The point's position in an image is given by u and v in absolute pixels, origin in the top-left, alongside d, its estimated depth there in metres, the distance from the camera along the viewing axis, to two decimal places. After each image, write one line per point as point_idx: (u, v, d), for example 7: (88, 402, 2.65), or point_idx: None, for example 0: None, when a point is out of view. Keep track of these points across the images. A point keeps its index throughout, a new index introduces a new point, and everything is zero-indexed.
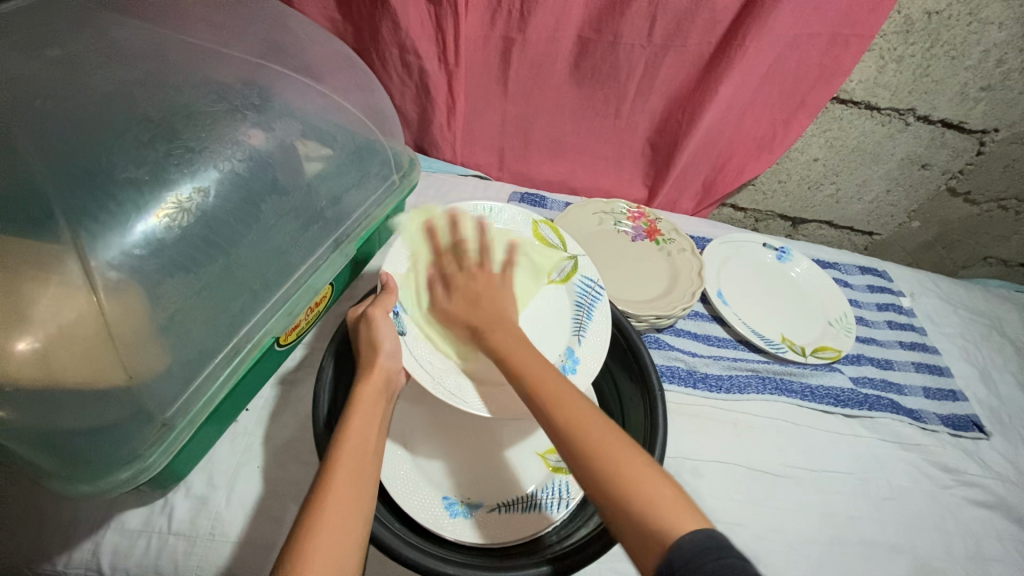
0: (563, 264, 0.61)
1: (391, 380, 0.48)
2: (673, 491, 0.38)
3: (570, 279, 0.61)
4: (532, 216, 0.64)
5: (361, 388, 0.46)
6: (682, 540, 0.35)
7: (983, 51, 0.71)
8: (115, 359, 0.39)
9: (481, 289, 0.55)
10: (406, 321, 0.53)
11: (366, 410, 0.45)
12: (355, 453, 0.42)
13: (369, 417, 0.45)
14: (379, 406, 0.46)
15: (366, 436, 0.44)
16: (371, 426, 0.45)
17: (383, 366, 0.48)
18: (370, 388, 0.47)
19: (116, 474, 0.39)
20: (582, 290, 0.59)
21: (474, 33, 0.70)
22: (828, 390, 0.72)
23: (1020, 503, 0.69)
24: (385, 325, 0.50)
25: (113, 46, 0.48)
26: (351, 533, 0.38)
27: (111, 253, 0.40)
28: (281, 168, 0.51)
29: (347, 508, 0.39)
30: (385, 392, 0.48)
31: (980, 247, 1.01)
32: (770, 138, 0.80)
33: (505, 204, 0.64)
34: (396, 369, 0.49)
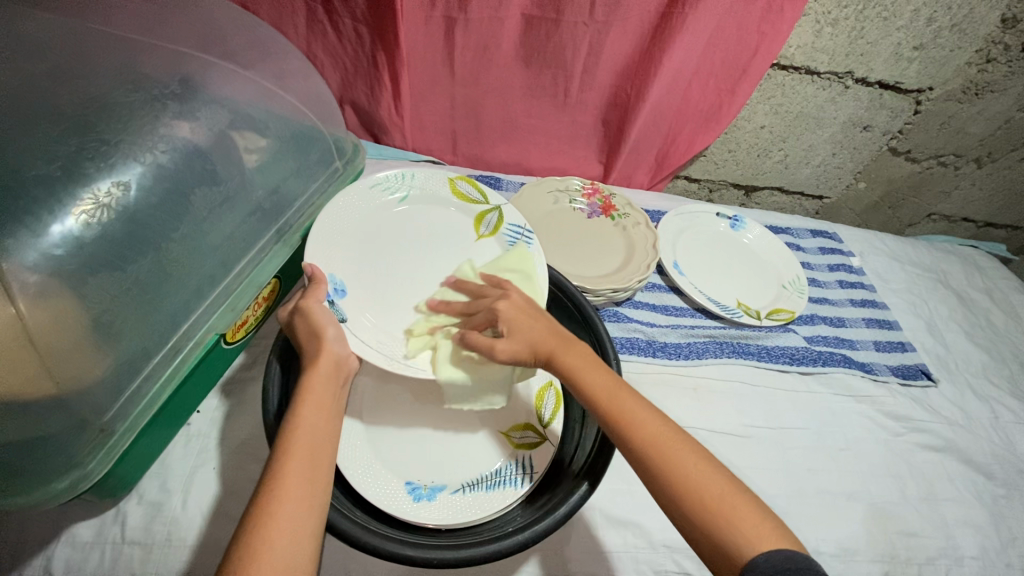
0: (489, 215, 0.62)
1: (340, 366, 0.47)
2: (760, 513, 0.39)
3: (499, 230, 0.61)
4: (448, 176, 0.63)
5: (310, 375, 0.46)
6: (760, 555, 0.37)
7: (913, 11, 0.73)
8: (39, 365, 0.37)
9: (520, 317, 0.49)
10: (344, 307, 0.52)
11: (315, 397, 0.45)
12: (304, 443, 0.41)
13: (319, 406, 0.44)
14: (330, 392, 0.45)
15: (315, 424, 0.43)
16: (322, 414, 0.44)
17: (330, 352, 0.47)
18: (318, 377, 0.46)
19: (53, 484, 0.38)
20: (512, 239, 0.60)
21: (415, 13, 0.69)
22: (783, 349, 0.75)
23: (967, 445, 0.72)
24: (322, 312, 0.48)
25: (19, 39, 0.45)
26: (304, 522, 0.38)
27: (26, 255, 0.38)
28: (217, 160, 0.50)
29: (296, 498, 0.38)
30: (335, 379, 0.47)
31: (923, 205, 1.04)
32: (717, 108, 0.81)
33: (417, 168, 0.62)
34: (344, 354, 0.48)
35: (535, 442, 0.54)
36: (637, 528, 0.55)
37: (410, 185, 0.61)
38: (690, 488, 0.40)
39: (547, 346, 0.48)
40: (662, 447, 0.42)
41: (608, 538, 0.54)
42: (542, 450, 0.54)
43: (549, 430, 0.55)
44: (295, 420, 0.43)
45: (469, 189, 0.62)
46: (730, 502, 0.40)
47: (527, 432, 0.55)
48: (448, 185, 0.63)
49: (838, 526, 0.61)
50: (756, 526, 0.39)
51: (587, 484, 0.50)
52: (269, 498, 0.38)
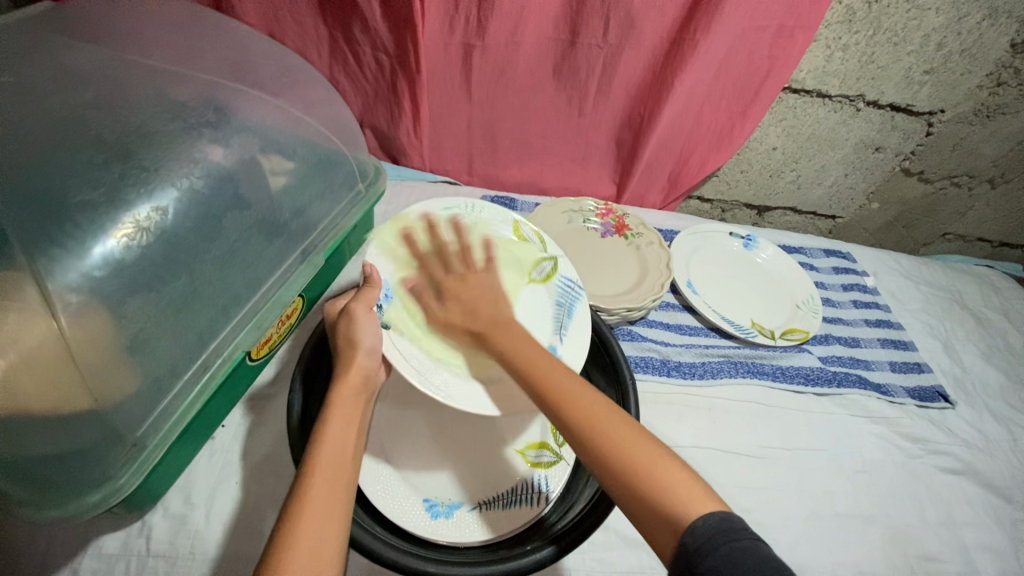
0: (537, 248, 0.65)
1: (369, 380, 0.49)
2: (688, 475, 0.42)
3: (550, 279, 0.62)
4: (515, 219, 0.66)
5: (337, 390, 0.47)
6: (697, 519, 0.39)
7: (924, 36, 0.74)
8: (79, 383, 0.39)
9: (475, 295, 0.57)
10: (388, 314, 0.54)
11: (343, 408, 0.46)
12: (332, 450, 0.43)
13: (347, 414, 0.46)
14: (355, 409, 0.47)
15: (340, 440, 0.44)
16: (345, 430, 0.45)
17: (360, 366, 0.49)
18: (348, 387, 0.48)
19: (86, 498, 0.39)
20: (562, 290, 0.61)
21: (434, 41, 0.71)
22: (798, 369, 0.75)
23: (986, 467, 0.71)
24: (367, 322, 0.51)
25: (67, 71, 0.48)
26: (333, 538, 0.38)
27: (70, 276, 0.40)
28: (243, 182, 0.52)
29: (324, 515, 0.39)
30: (362, 392, 0.48)
31: (937, 225, 1.04)
32: (729, 130, 0.83)
33: (486, 203, 0.66)
34: (373, 368, 0.50)
35: (551, 461, 0.55)
36: (652, 548, 0.55)
37: (474, 216, 0.64)
38: (638, 474, 0.42)
39: (482, 324, 0.54)
40: (585, 418, 0.45)
41: (623, 559, 0.54)
42: (558, 470, 0.54)
43: (565, 449, 0.56)
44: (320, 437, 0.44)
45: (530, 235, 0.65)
46: (656, 464, 0.42)
47: (543, 451, 0.56)
48: (511, 227, 0.65)
49: (856, 549, 0.61)
50: (683, 487, 0.41)
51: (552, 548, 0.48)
52: (299, 514, 0.39)
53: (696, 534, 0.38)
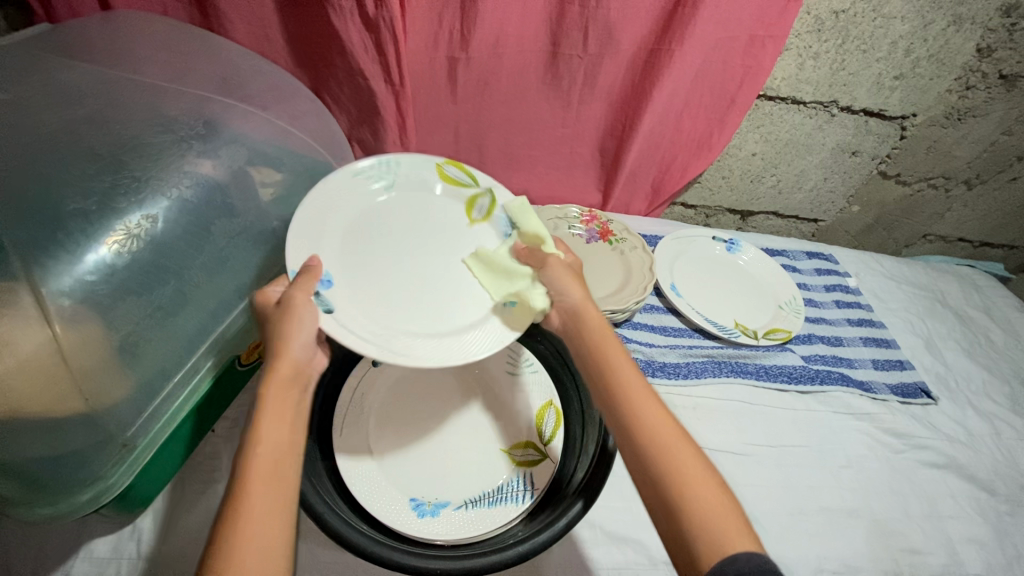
0: (482, 202, 0.61)
1: (300, 370, 0.44)
2: (732, 512, 0.42)
3: (492, 215, 0.61)
4: (437, 161, 0.61)
5: (272, 388, 0.42)
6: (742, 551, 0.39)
7: (891, 43, 0.77)
8: (72, 386, 0.40)
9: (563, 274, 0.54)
10: (329, 300, 0.49)
11: (277, 403, 0.42)
12: (269, 453, 0.39)
13: (280, 411, 0.42)
14: (292, 406, 0.42)
15: (276, 443, 0.40)
16: (281, 426, 0.41)
17: (290, 359, 0.44)
18: (279, 383, 0.43)
19: (78, 496, 0.41)
20: (505, 222, 0.60)
21: (417, 56, 0.73)
22: (781, 368, 0.76)
23: (969, 461, 0.72)
24: (305, 311, 0.45)
25: (62, 89, 0.50)
26: (271, 558, 0.36)
27: (63, 281, 0.41)
28: (232, 194, 0.54)
29: (263, 532, 0.36)
30: (295, 384, 0.44)
31: (918, 226, 1.06)
32: (708, 137, 0.85)
33: (401, 157, 0.60)
34: (304, 358, 0.45)
35: (536, 459, 0.56)
36: (637, 544, 0.56)
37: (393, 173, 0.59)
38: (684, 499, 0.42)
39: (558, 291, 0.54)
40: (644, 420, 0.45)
41: (609, 555, 0.55)
42: (544, 467, 0.55)
43: (551, 447, 0.57)
44: (255, 440, 0.39)
45: (456, 173, 0.62)
46: (704, 489, 0.42)
47: (528, 450, 0.57)
48: (437, 171, 0.61)
49: (840, 543, 0.61)
50: (725, 517, 0.41)
51: (581, 508, 0.50)
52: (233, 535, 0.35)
53: (737, 565, 0.38)
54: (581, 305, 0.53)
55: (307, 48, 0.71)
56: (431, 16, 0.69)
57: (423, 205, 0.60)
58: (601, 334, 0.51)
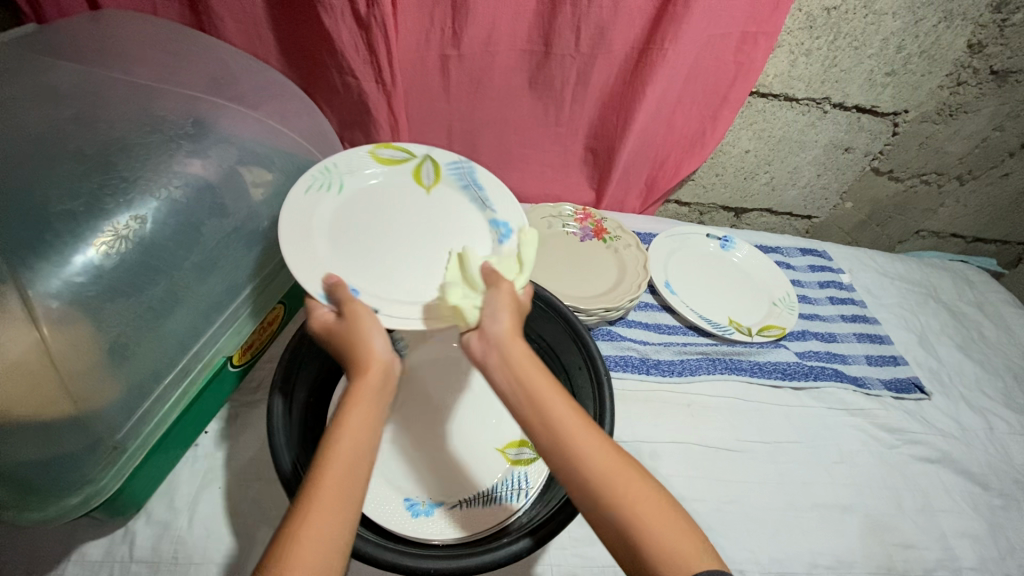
0: (425, 166, 0.61)
1: (387, 375, 0.44)
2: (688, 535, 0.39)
3: (440, 173, 0.61)
4: (365, 149, 0.59)
5: (358, 384, 0.42)
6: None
7: (883, 40, 0.77)
8: (62, 389, 0.40)
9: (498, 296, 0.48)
10: (366, 300, 0.50)
11: (362, 406, 0.41)
12: (348, 454, 0.38)
13: (364, 413, 0.41)
14: (377, 405, 0.42)
15: (356, 438, 0.39)
16: (366, 426, 0.40)
17: (376, 363, 0.43)
18: (365, 386, 0.42)
19: (67, 500, 0.41)
20: (457, 174, 0.61)
21: (409, 55, 0.73)
22: (776, 365, 0.76)
23: (962, 456, 0.72)
24: (366, 318, 0.45)
25: (48, 89, 0.50)
26: (330, 555, 0.34)
27: (51, 283, 0.41)
28: (223, 194, 0.54)
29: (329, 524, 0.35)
30: (382, 390, 0.43)
31: (911, 222, 1.07)
32: (701, 133, 0.85)
33: (334, 156, 0.57)
34: (388, 361, 0.44)
35: (531, 458, 0.56)
36: None
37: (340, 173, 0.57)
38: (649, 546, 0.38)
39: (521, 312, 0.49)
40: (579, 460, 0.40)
41: (604, 553, 0.55)
42: (538, 466, 0.55)
43: None
44: (336, 439, 0.39)
45: (390, 153, 0.60)
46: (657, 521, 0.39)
47: (523, 449, 0.57)
48: (372, 158, 0.59)
49: (834, 538, 0.61)
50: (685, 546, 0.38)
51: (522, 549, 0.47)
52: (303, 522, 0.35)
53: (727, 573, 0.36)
54: (508, 338, 0.45)
55: (298, 47, 0.71)
56: (423, 14, 0.69)
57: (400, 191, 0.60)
58: (524, 371, 0.43)
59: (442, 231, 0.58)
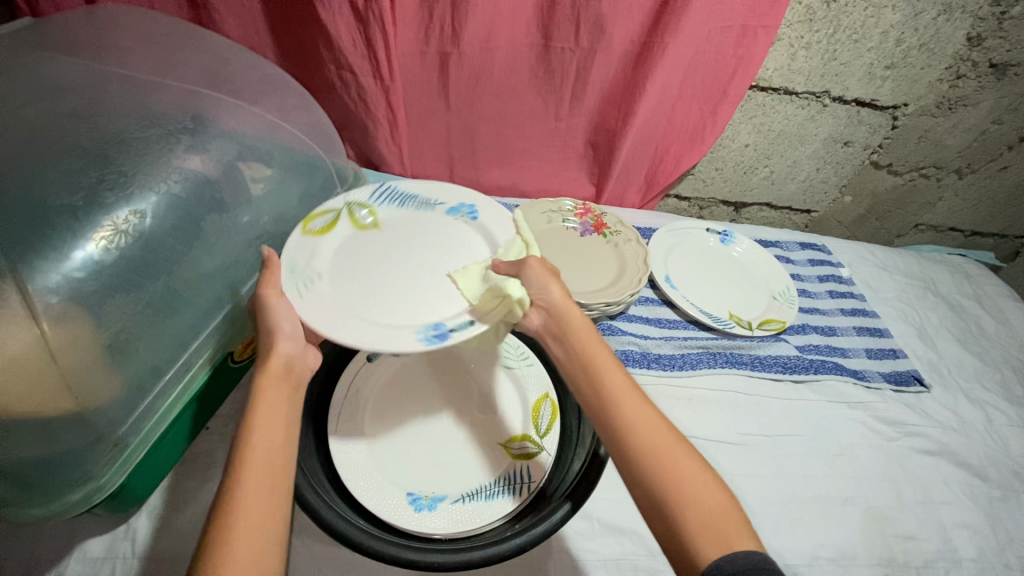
0: (359, 213, 0.59)
1: (291, 365, 0.44)
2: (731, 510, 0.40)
3: (376, 210, 0.60)
4: (298, 231, 0.54)
5: (264, 382, 0.42)
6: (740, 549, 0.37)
7: (882, 33, 0.77)
8: (62, 385, 0.39)
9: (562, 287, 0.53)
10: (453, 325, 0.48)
11: (270, 399, 0.41)
12: (263, 441, 0.38)
13: (272, 403, 0.41)
14: (287, 401, 0.42)
15: (273, 433, 0.39)
16: (274, 416, 0.40)
17: (279, 354, 0.44)
18: (270, 378, 0.42)
19: (69, 496, 0.41)
20: (388, 197, 0.61)
21: (408, 49, 0.73)
22: (776, 358, 0.76)
23: (962, 448, 0.73)
24: (280, 307, 0.47)
25: (45, 83, 0.49)
26: (264, 540, 0.35)
27: (50, 278, 0.41)
28: (222, 189, 0.54)
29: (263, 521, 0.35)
30: (287, 380, 0.43)
31: (909, 216, 1.07)
32: (700, 128, 0.85)
33: (285, 254, 0.51)
34: (294, 353, 0.46)
35: (534, 452, 0.56)
36: (634, 535, 0.56)
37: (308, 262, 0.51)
38: (683, 503, 0.40)
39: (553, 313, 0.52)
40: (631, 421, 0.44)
41: (606, 546, 0.55)
42: (541, 460, 0.55)
43: (547, 441, 0.57)
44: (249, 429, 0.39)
45: (321, 222, 0.55)
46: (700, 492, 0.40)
47: (526, 443, 0.57)
48: (314, 236, 0.54)
49: (835, 530, 0.62)
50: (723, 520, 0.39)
51: (568, 505, 0.51)
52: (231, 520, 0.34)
53: (736, 563, 0.36)
54: (565, 308, 0.52)
55: (296, 41, 0.70)
56: (422, 8, 0.69)
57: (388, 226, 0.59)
58: (585, 339, 0.50)
59: (440, 243, 0.58)
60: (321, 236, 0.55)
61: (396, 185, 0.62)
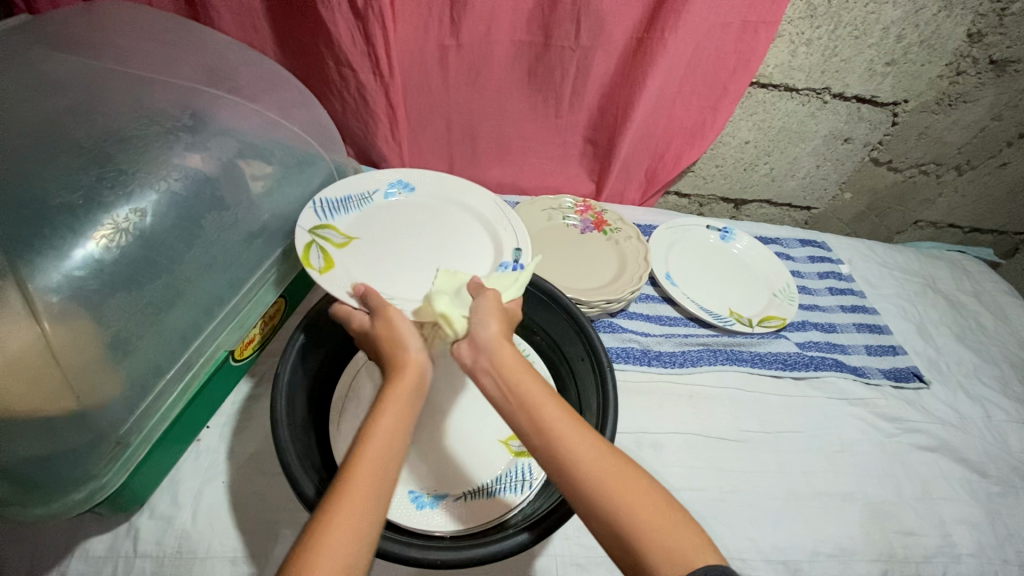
0: (326, 232, 0.57)
1: (421, 376, 0.44)
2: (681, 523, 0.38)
3: (332, 222, 0.58)
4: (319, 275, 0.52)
5: (393, 386, 0.43)
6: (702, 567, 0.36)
7: (883, 29, 0.77)
8: (64, 384, 0.39)
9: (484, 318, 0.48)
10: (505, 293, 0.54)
11: (395, 403, 0.41)
12: (376, 444, 0.38)
13: (398, 407, 0.41)
14: (410, 406, 0.42)
15: (388, 433, 0.39)
16: (397, 421, 0.40)
17: (413, 364, 0.44)
18: (403, 385, 0.43)
19: (71, 495, 0.41)
20: (333, 203, 0.60)
21: (408, 46, 0.73)
22: (776, 355, 0.76)
23: (961, 444, 0.73)
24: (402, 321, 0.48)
25: (44, 81, 0.49)
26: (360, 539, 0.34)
27: (50, 278, 0.41)
28: (223, 186, 0.53)
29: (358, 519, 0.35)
30: (416, 389, 0.43)
31: (909, 213, 1.07)
32: (701, 125, 0.85)
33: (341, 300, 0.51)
34: (425, 362, 0.45)
35: None
36: None
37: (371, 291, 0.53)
38: (637, 535, 0.37)
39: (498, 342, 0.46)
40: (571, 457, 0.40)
41: None
42: None
43: None
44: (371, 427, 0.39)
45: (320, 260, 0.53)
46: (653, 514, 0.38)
47: None
48: (333, 271, 0.53)
49: (834, 526, 0.62)
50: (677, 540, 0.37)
51: (529, 533, 0.46)
52: (333, 514, 0.35)
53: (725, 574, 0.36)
54: (495, 342, 0.46)
55: (295, 37, 0.70)
56: (421, 5, 0.68)
57: (361, 221, 0.61)
58: (515, 371, 0.44)
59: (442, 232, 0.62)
60: (336, 267, 0.54)
61: (324, 196, 0.59)
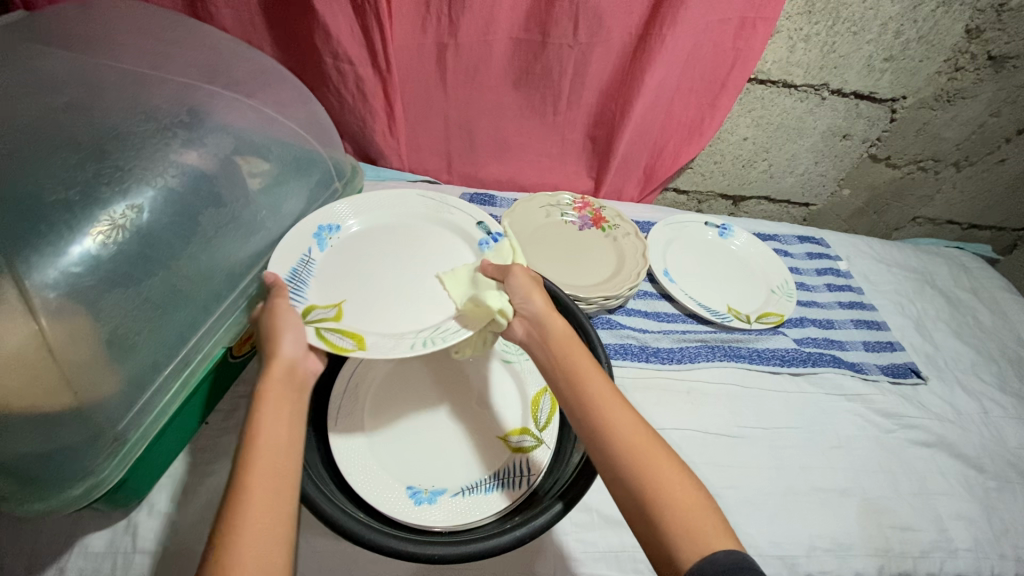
0: (315, 313, 0.50)
1: (296, 369, 0.44)
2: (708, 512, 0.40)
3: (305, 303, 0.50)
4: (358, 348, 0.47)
5: (266, 384, 0.43)
6: (720, 551, 0.37)
7: (881, 25, 0.77)
8: (61, 380, 0.39)
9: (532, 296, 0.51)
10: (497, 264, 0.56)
11: (274, 402, 0.42)
12: (269, 448, 0.39)
13: (277, 407, 0.41)
14: (290, 399, 0.42)
15: (276, 434, 0.40)
16: (284, 421, 0.41)
17: (283, 358, 0.44)
18: (276, 382, 0.43)
19: (69, 491, 0.41)
20: (294, 278, 0.52)
21: (406, 42, 0.72)
22: (774, 352, 0.77)
23: (958, 439, 0.73)
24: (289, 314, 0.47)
25: (40, 77, 0.49)
26: (276, 540, 0.35)
27: (47, 274, 0.41)
28: (220, 183, 0.53)
29: (264, 517, 0.36)
30: (292, 383, 0.43)
31: (907, 209, 1.07)
32: (700, 121, 0.84)
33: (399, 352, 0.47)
34: (298, 355, 0.45)
35: (533, 445, 0.56)
36: None
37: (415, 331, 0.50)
38: (663, 511, 0.39)
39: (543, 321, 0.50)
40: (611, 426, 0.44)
41: (606, 539, 0.55)
42: (540, 453, 0.55)
43: (546, 433, 0.57)
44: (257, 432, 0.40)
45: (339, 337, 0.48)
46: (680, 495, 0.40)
47: (525, 436, 0.57)
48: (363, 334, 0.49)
49: (832, 521, 0.62)
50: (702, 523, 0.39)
51: (560, 505, 0.49)
52: (238, 517, 0.35)
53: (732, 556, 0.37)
54: (545, 315, 0.50)
55: (292, 33, 0.70)
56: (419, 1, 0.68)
57: (333, 270, 0.55)
58: (564, 345, 0.49)
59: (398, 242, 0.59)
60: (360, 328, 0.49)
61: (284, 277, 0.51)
